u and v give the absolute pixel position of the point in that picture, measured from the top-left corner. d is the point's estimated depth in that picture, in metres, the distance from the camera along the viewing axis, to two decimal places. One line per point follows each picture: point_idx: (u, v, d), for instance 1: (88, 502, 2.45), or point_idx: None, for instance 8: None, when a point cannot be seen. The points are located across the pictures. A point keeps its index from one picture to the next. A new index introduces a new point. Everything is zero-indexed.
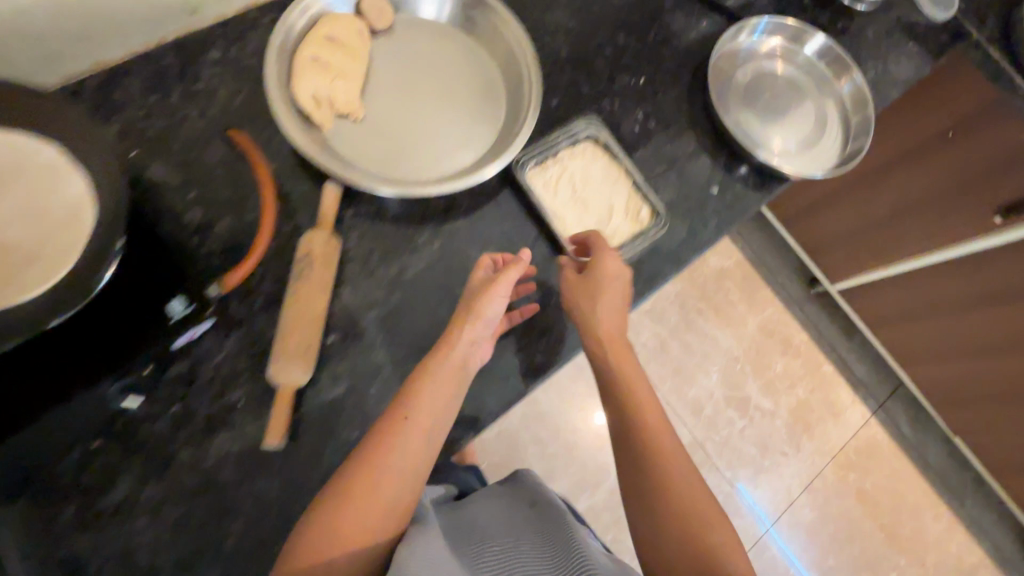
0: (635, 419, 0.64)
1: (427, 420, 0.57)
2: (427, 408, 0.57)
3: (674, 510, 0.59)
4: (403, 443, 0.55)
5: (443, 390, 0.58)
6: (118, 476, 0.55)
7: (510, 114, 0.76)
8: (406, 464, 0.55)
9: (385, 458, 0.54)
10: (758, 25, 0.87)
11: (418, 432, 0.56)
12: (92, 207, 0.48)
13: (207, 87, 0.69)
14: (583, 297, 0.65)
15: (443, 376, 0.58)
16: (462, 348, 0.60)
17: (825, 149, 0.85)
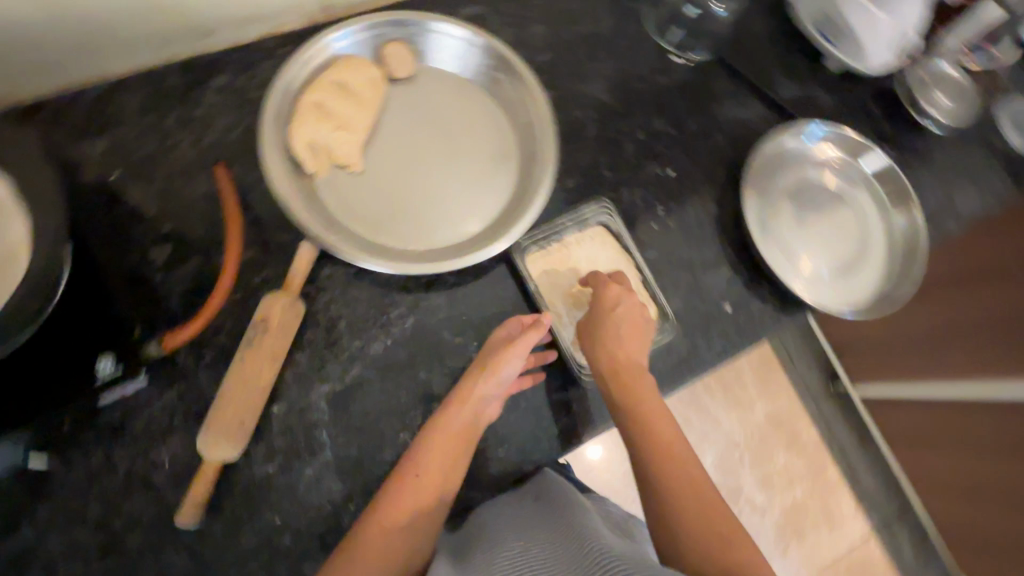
0: (652, 457, 0.58)
1: (435, 475, 0.55)
2: (436, 464, 0.55)
3: (714, 531, 0.53)
4: (411, 497, 0.54)
5: (452, 447, 0.56)
6: (20, 522, 0.52)
7: (520, 187, 0.70)
8: (416, 515, 0.54)
9: (396, 508, 0.53)
10: (812, 129, 0.79)
11: (428, 487, 0.55)
12: (26, 253, 0.44)
13: (206, 113, 0.66)
14: (605, 339, 0.62)
15: (453, 434, 0.57)
16: (474, 403, 0.58)
17: (860, 283, 0.77)
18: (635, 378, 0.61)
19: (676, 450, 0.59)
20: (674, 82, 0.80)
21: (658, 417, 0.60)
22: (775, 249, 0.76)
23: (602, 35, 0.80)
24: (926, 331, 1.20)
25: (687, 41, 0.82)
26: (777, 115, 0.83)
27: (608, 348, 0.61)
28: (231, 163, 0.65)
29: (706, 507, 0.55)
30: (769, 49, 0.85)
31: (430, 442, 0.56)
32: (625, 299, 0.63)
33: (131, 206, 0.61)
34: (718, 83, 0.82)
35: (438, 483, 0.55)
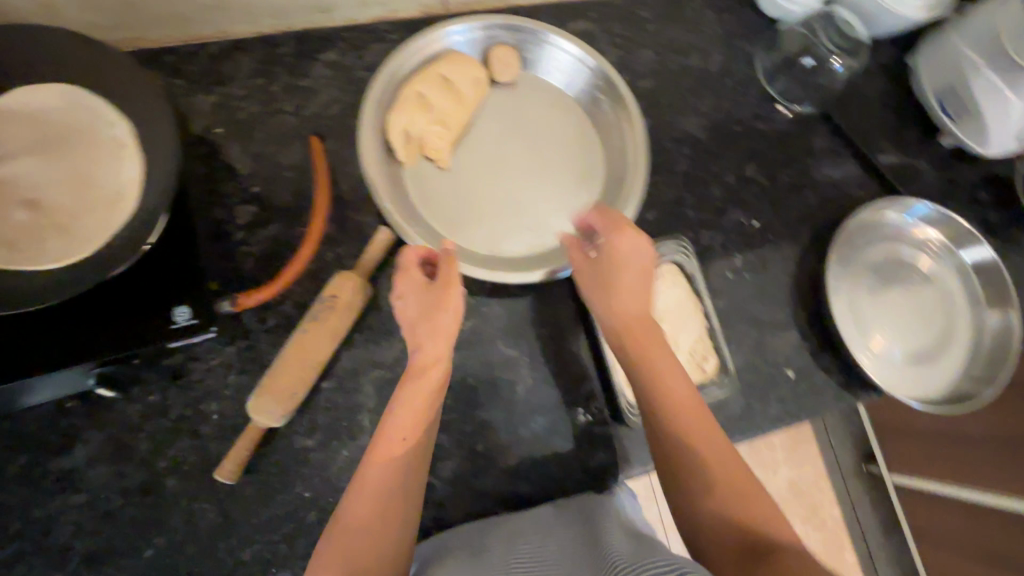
0: (666, 408, 0.53)
1: (402, 446, 0.50)
2: (398, 431, 0.51)
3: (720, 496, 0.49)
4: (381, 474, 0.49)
5: (413, 412, 0.52)
6: (74, 445, 0.54)
7: (600, 210, 0.69)
8: (390, 488, 0.49)
9: (370, 487, 0.48)
10: (917, 207, 0.73)
11: (393, 457, 0.50)
12: (135, 200, 0.46)
13: (311, 85, 0.67)
14: (610, 289, 0.57)
15: (415, 397, 0.52)
16: (437, 360, 0.54)
17: (934, 378, 0.72)
18: (640, 327, 0.56)
19: (681, 396, 0.53)
20: (773, 131, 0.78)
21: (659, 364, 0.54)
22: (848, 323, 0.72)
23: (708, 72, 0.78)
24: (957, 435, 1.09)
25: (796, 91, 0.79)
26: (876, 183, 0.79)
27: (598, 292, 0.58)
28: (326, 138, 0.66)
29: (717, 456, 0.51)
30: (883, 113, 0.80)
31: (393, 416, 0.51)
32: (634, 242, 0.57)
33: (227, 163, 0.63)
34: (819, 139, 0.79)
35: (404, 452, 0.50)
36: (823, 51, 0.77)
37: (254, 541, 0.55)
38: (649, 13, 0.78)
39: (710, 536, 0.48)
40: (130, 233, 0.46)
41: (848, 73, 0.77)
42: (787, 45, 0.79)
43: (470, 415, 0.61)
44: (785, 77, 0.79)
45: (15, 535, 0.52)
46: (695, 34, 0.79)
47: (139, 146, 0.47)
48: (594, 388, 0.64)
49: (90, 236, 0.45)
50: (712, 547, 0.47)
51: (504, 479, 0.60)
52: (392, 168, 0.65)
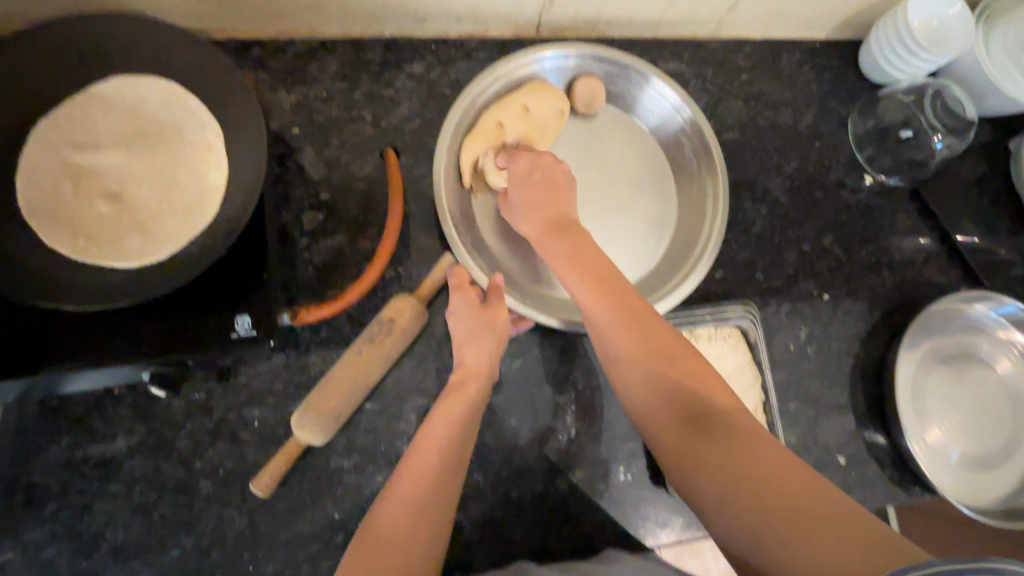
0: (668, 408, 0.46)
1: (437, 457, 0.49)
2: (433, 443, 0.50)
3: (764, 481, 0.37)
4: (412, 481, 0.47)
5: (448, 425, 0.51)
6: (116, 433, 0.54)
7: (667, 263, 0.66)
8: (420, 490, 0.47)
9: (401, 486, 0.47)
10: (1007, 305, 0.69)
11: (425, 463, 0.48)
12: (217, 205, 0.45)
13: (393, 95, 0.66)
14: (582, 255, 0.54)
15: (449, 408, 0.52)
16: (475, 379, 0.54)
17: (995, 485, 0.68)
18: (623, 300, 0.51)
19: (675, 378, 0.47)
20: (857, 201, 0.74)
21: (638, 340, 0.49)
22: (911, 414, 0.69)
23: (798, 130, 0.74)
24: None
25: (886, 162, 0.75)
26: (959, 270, 0.75)
27: (577, 266, 0.53)
28: (401, 152, 0.65)
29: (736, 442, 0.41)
30: (977, 197, 0.76)
31: (426, 429, 0.51)
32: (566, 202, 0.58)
33: (301, 164, 0.62)
34: (904, 216, 0.75)
35: (436, 460, 0.49)
36: (924, 123, 0.72)
37: (278, 557, 0.54)
38: (744, 61, 0.75)
39: (776, 549, 0.34)
40: (206, 238, 0.45)
41: (948, 151, 0.72)
42: (885, 112, 0.75)
43: (508, 457, 0.60)
44: (877, 146, 0.75)
45: (48, 517, 0.51)
46: (789, 89, 0.75)
47: (225, 151, 0.46)
48: (638, 446, 0.62)
49: (169, 236, 0.45)
50: (773, 552, 0.34)
51: (535, 528, 0.59)
52: (459, 193, 0.63)
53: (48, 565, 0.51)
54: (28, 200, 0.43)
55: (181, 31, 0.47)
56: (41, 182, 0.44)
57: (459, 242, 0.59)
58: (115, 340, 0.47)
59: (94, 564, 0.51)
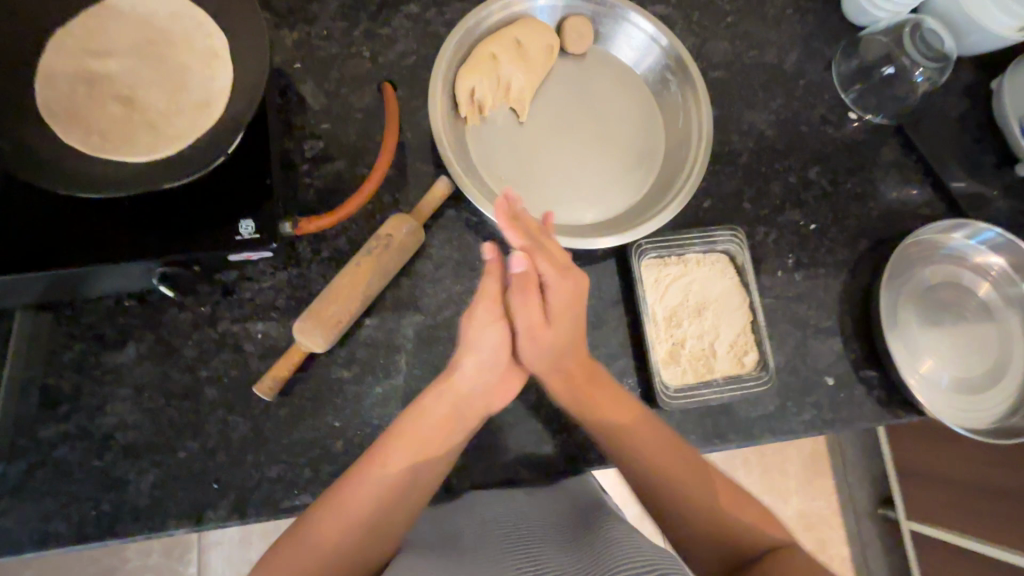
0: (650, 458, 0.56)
1: (386, 485, 0.51)
2: (386, 476, 0.52)
3: (687, 500, 0.56)
4: (349, 510, 0.50)
5: (417, 443, 0.53)
6: (127, 341, 0.56)
7: (656, 191, 0.68)
8: (370, 504, 0.51)
9: (352, 497, 0.50)
10: (984, 232, 0.71)
11: (375, 488, 0.51)
12: (223, 106, 0.48)
13: (390, 33, 0.68)
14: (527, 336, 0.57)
15: (410, 438, 0.53)
16: (442, 429, 0.54)
17: (984, 408, 0.69)
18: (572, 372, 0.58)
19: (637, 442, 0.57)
20: (841, 137, 0.76)
21: (602, 408, 0.57)
22: (898, 342, 0.70)
23: (783, 70, 0.77)
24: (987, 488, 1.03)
25: (870, 101, 0.77)
26: (943, 203, 0.76)
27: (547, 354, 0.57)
28: (399, 86, 0.67)
29: (693, 486, 0.56)
30: (960, 134, 0.77)
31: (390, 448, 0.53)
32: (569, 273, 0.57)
33: (303, 96, 0.65)
34: (888, 152, 0.77)
35: (382, 493, 0.51)
36: (907, 61, 0.74)
37: (280, 460, 0.56)
38: (730, 5, 0.77)
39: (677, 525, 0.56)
40: (213, 135, 0.47)
41: (930, 84, 0.74)
42: (868, 52, 0.77)
43: None
44: (861, 85, 0.77)
45: (63, 417, 0.54)
46: (774, 31, 0.78)
47: (230, 57, 0.49)
48: (628, 363, 0.64)
49: (179, 135, 0.47)
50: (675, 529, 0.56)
51: (530, 439, 0.61)
52: (456, 124, 0.65)
53: (61, 462, 0.53)
54: (45, 98, 0.46)
55: None
56: (57, 83, 0.47)
57: (455, 162, 0.61)
58: (129, 240, 0.50)
59: (105, 463, 0.54)
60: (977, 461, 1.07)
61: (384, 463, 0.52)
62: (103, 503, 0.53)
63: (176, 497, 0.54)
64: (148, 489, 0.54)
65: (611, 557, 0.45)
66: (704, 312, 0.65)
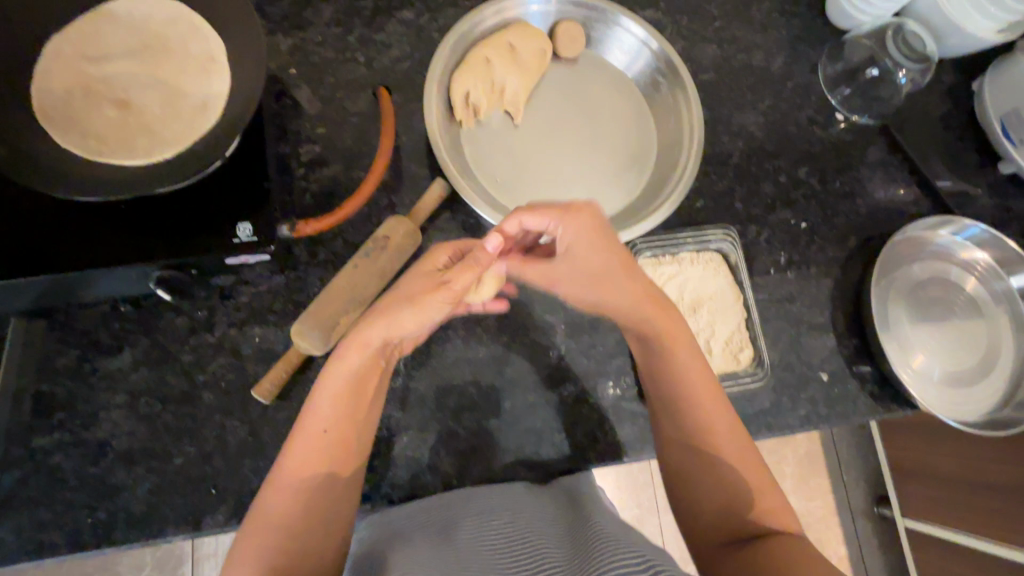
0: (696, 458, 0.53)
1: (308, 464, 0.48)
2: (308, 444, 0.48)
3: (724, 479, 0.52)
4: (281, 486, 0.47)
5: (332, 411, 0.48)
6: (123, 345, 0.56)
7: (649, 192, 0.69)
8: (299, 488, 0.47)
9: (280, 482, 0.47)
10: (970, 228, 0.72)
11: (308, 456, 0.48)
12: (219, 109, 0.48)
13: (384, 38, 0.69)
14: (580, 245, 0.54)
15: (331, 387, 0.49)
16: (357, 379, 0.49)
17: (973, 400, 0.70)
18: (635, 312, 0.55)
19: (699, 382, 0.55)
20: (829, 136, 0.78)
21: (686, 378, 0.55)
22: (890, 336, 0.72)
23: (770, 72, 0.78)
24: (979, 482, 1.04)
25: (856, 102, 0.79)
26: (930, 201, 0.78)
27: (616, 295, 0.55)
28: (393, 90, 0.68)
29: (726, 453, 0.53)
30: (943, 133, 0.79)
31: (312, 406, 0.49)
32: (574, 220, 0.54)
33: (298, 101, 0.66)
34: (875, 151, 0.78)
35: (316, 469, 0.48)
36: (890, 62, 0.75)
37: None
38: (717, 9, 0.79)
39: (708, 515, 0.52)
40: (209, 139, 0.47)
41: (913, 85, 0.75)
42: (853, 55, 0.79)
43: (503, 369, 0.62)
44: (846, 87, 0.79)
45: (57, 425, 0.53)
46: (760, 35, 0.79)
47: (227, 61, 0.49)
48: (625, 360, 0.65)
49: (176, 138, 0.48)
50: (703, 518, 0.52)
51: (529, 438, 0.61)
52: (450, 128, 0.66)
53: (56, 470, 0.52)
54: (42, 102, 0.46)
55: None
56: (54, 87, 0.47)
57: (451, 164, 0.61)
58: (125, 244, 0.50)
59: (101, 469, 0.53)
60: (971, 456, 1.08)
61: (311, 414, 0.49)
62: (100, 509, 0.52)
63: (173, 503, 0.53)
64: (145, 495, 0.53)
65: (597, 548, 0.43)
66: (699, 310, 0.66)
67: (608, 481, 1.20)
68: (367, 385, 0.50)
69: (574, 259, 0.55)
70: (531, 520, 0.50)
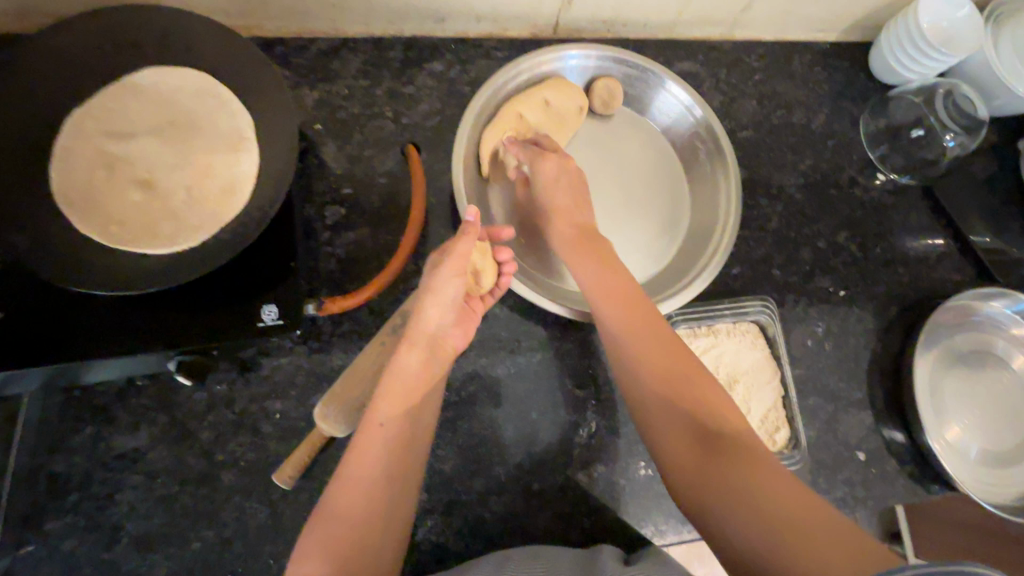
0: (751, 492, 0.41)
1: (378, 468, 0.46)
2: (376, 449, 0.46)
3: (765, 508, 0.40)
4: (353, 492, 0.44)
5: (398, 403, 0.49)
6: (140, 423, 0.54)
7: (680, 262, 0.66)
8: (367, 482, 0.45)
9: (346, 480, 0.45)
10: (1022, 302, 0.69)
11: (380, 453, 0.46)
12: (247, 193, 0.46)
13: (413, 93, 0.66)
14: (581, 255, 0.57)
15: (400, 384, 0.50)
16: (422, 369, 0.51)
17: (1010, 481, 0.67)
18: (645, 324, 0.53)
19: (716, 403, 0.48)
20: (869, 198, 0.75)
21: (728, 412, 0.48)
22: (930, 410, 0.69)
23: (811, 129, 0.75)
24: None
25: (899, 161, 0.76)
26: (971, 268, 0.75)
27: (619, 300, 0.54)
28: (423, 148, 0.65)
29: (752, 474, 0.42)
30: (988, 197, 0.76)
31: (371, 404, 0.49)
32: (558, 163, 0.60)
33: (324, 159, 0.63)
34: (916, 214, 0.75)
35: (384, 457, 0.47)
36: (936, 122, 0.72)
37: None
38: (758, 62, 0.76)
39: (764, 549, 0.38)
40: (237, 226, 0.45)
41: (960, 148, 0.72)
42: (897, 112, 0.76)
43: (531, 448, 0.60)
44: (888, 145, 0.76)
45: (72, 507, 0.51)
46: (801, 89, 0.76)
47: (258, 140, 0.47)
48: None
49: (201, 224, 0.45)
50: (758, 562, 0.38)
51: (557, 522, 0.58)
52: (478, 185, 0.63)
53: (70, 556, 0.50)
54: (61, 186, 0.44)
55: (211, 26, 0.47)
56: (74, 169, 0.44)
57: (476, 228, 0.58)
58: (145, 330, 0.47)
59: (116, 555, 0.51)
60: None
61: (381, 420, 0.48)
62: None
63: None
64: None
65: None
66: (735, 386, 0.63)
67: None
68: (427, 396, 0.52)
69: (591, 277, 0.56)
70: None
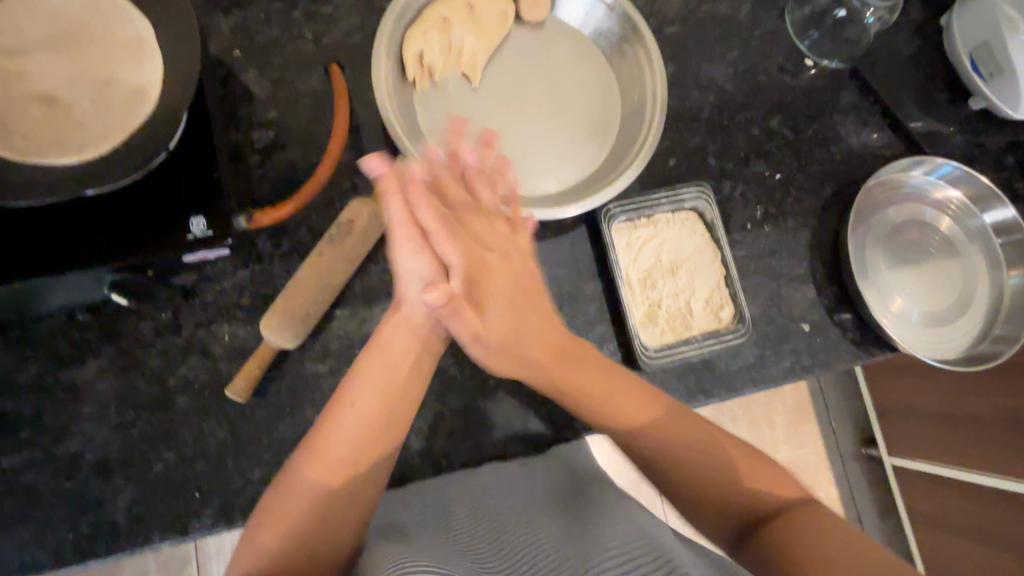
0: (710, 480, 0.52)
1: (351, 449, 0.47)
2: (351, 437, 0.47)
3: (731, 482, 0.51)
4: (316, 474, 0.46)
5: (375, 387, 0.49)
6: (87, 357, 0.54)
7: (611, 160, 0.67)
8: (336, 462, 0.47)
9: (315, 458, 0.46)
10: (942, 167, 0.72)
11: (343, 436, 0.47)
12: (154, 98, 0.45)
13: (331, 11, 0.65)
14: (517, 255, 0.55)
15: (383, 375, 0.49)
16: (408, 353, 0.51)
17: (949, 338, 0.71)
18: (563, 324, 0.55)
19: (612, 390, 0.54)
20: (799, 84, 0.76)
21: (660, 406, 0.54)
22: (869, 283, 0.72)
23: (736, 21, 0.76)
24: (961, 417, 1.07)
25: (826, 46, 0.77)
26: (902, 143, 0.77)
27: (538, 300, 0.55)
28: (346, 67, 0.65)
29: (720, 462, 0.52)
30: (915, 73, 0.77)
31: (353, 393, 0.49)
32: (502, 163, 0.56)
33: (245, 85, 0.62)
34: (846, 95, 0.77)
35: (356, 435, 0.47)
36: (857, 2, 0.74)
37: (263, 462, 0.54)
38: None
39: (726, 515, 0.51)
40: (146, 133, 0.44)
41: (881, 23, 0.74)
42: None
43: None
44: (816, 31, 0.77)
45: (26, 443, 0.52)
46: None
47: (159, 45, 0.46)
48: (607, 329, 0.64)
49: (109, 134, 0.44)
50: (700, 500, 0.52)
51: (517, 414, 0.61)
52: (403, 89, 0.62)
53: (30, 489, 0.51)
54: None
55: None
56: None
57: (398, 127, 0.58)
58: (74, 251, 0.47)
59: (79, 483, 0.52)
60: (950, 392, 1.10)
61: (355, 403, 0.48)
62: (82, 523, 0.51)
63: (157, 511, 0.52)
64: (127, 506, 0.52)
65: (591, 550, 0.43)
66: (678, 271, 0.65)
67: (605, 450, 1.21)
68: (408, 396, 0.50)
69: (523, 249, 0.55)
70: (526, 504, 0.53)
